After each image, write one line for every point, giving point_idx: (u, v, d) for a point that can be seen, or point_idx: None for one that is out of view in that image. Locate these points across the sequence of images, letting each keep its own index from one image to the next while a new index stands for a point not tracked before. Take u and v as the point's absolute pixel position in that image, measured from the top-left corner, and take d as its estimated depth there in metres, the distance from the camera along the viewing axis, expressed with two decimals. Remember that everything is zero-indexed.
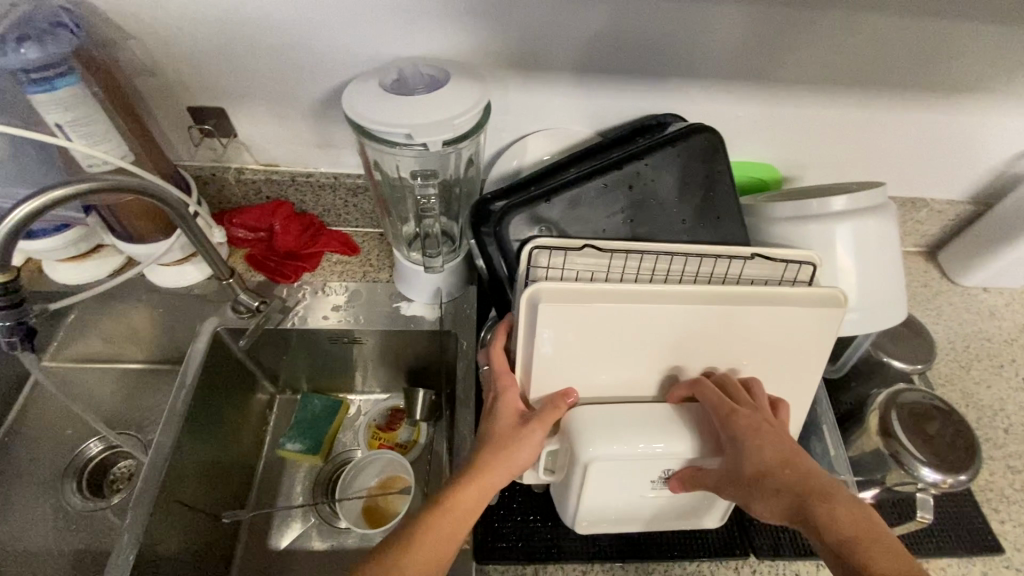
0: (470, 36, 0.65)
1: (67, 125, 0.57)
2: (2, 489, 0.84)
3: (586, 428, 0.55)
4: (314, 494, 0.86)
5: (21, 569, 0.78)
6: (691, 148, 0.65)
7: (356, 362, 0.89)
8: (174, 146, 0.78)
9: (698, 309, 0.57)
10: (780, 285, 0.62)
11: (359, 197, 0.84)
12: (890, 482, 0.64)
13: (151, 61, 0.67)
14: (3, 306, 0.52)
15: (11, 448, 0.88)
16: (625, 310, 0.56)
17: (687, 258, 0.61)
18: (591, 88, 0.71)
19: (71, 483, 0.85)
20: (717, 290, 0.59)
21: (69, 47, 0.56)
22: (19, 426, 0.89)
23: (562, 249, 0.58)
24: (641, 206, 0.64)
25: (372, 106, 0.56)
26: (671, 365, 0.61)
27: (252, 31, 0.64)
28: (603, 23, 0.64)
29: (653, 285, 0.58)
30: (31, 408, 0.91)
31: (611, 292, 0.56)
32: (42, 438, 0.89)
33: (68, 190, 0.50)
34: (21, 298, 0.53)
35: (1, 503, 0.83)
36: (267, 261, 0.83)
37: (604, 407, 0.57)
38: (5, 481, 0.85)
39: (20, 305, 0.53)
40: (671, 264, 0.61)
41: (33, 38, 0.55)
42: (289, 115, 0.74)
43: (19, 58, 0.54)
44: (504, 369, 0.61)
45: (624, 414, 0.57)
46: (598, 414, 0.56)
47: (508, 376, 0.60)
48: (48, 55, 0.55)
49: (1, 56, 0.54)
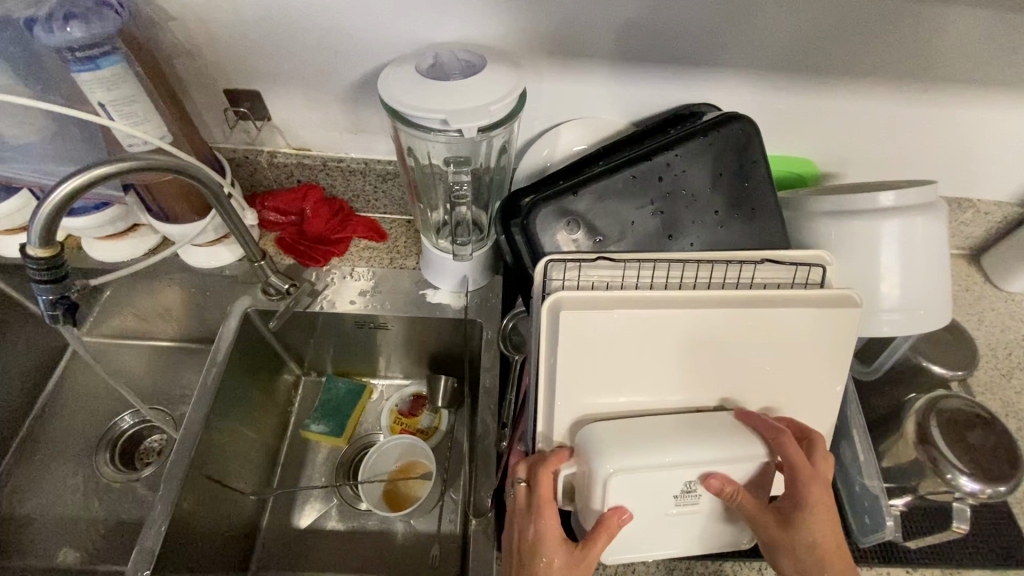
0: (507, 22, 0.64)
1: (110, 103, 0.58)
2: (40, 456, 0.87)
3: (598, 440, 0.53)
4: (337, 476, 0.87)
5: (56, 535, 0.81)
6: (726, 137, 0.62)
7: (380, 347, 0.90)
8: (209, 128, 0.79)
9: (714, 314, 0.56)
10: (793, 287, 0.61)
11: (389, 182, 0.84)
12: (924, 490, 0.62)
13: (191, 43, 0.68)
14: (46, 280, 0.53)
15: (49, 418, 0.91)
16: (646, 317, 0.55)
17: (700, 265, 0.61)
18: (627, 78, 0.70)
19: (104, 454, 0.88)
20: (730, 294, 0.58)
21: (114, 26, 0.56)
22: (57, 397, 0.93)
23: (575, 260, 0.58)
24: (672, 198, 0.62)
25: (409, 91, 0.55)
26: (703, 365, 0.58)
27: (290, 14, 0.64)
28: (644, 11, 0.63)
29: (668, 291, 0.57)
30: (67, 380, 0.94)
31: (625, 298, 0.56)
32: (78, 409, 0.92)
33: (112, 167, 0.51)
34: (64, 273, 0.54)
35: (40, 470, 0.86)
36: (297, 245, 0.84)
37: (622, 424, 0.55)
38: (43, 449, 0.88)
39: (63, 280, 0.54)
40: (685, 272, 0.60)
41: (78, 16, 0.55)
42: (324, 99, 0.74)
43: (65, 37, 0.54)
44: (544, 501, 0.54)
45: (646, 428, 0.55)
46: (616, 428, 0.55)
47: (548, 510, 0.53)
48: (92, 34, 0.55)
49: (47, 33, 0.54)
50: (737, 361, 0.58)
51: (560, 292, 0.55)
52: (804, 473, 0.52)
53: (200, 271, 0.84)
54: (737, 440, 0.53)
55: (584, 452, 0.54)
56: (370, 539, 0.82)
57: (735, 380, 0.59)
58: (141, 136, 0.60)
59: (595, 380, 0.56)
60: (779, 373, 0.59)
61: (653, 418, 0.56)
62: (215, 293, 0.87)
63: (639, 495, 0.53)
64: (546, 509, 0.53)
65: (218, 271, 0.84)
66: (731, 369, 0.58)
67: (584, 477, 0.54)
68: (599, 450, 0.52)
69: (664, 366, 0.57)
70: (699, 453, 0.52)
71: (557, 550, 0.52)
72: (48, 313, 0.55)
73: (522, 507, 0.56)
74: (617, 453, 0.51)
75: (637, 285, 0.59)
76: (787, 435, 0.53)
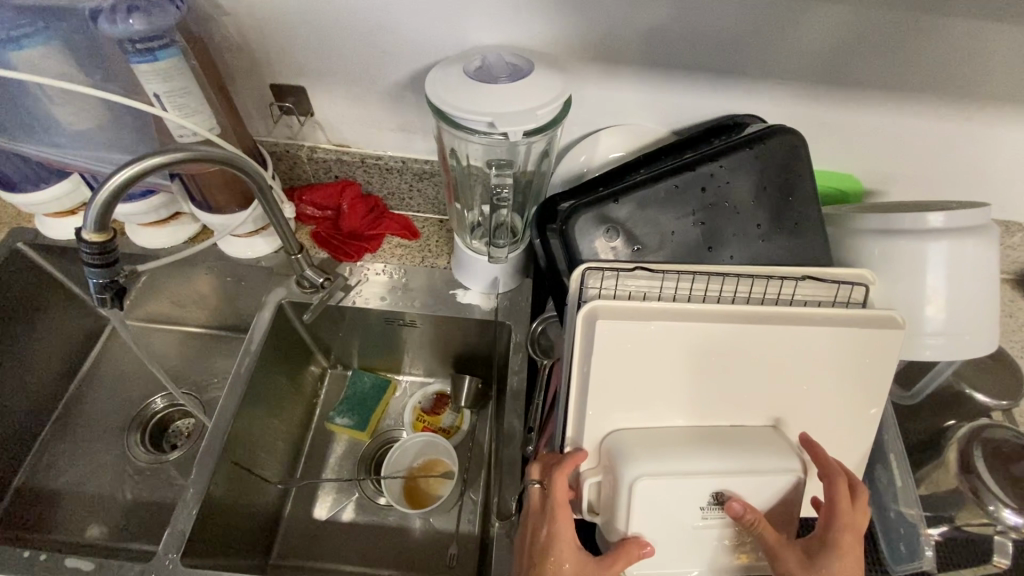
0: (554, 27, 0.64)
1: (165, 95, 0.60)
2: (74, 434, 0.90)
3: (627, 450, 0.53)
4: (359, 470, 0.88)
5: (86, 511, 0.83)
6: (771, 150, 0.61)
7: (408, 345, 0.91)
8: (253, 122, 0.80)
9: (751, 330, 0.55)
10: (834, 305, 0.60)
11: (425, 182, 0.85)
12: (962, 521, 0.62)
13: (242, 38, 0.69)
14: (98, 264, 0.54)
15: (84, 397, 0.93)
16: (682, 332, 0.55)
17: (740, 279, 0.60)
18: (671, 87, 0.70)
19: (135, 435, 0.90)
20: (768, 309, 0.57)
21: (173, 20, 0.58)
22: (92, 377, 0.95)
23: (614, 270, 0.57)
24: (714, 209, 0.61)
25: (455, 92, 0.56)
26: (738, 380, 0.57)
27: (340, 13, 0.65)
28: (692, 20, 0.62)
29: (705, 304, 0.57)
30: (103, 360, 0.97)
31: (662, 308, 0.55)
32: (112, 390, 0.94)
33: (164, 159, 0.53)
34: (115, 257, 0.55)
35: (73, 447, 0.88)
36: (331, 239, 0.85)
37: (651, 435, 0.55)
38: (78, 427, 0.90)
39: (114, 264, 0.55)
40: (724, 286, 0.60)
41: (141, 9, 0.57)
42: (366, 98, 0.75)
43: (127, 28, 0.56)
44: (561, 503, 0.54)
45: (675, 441, 0.54)
46: (645, 439, 0.55)
47: (564, 514, 0.53)
48: (152, 27, 0.57)
49: (111, 25, 0.56)
50: (773, 378, 0.57)
51: (596, 303, 0.54)
52: (842, 512, 0.52)
53: (236, 261, 0.86)
54: (769, 462, 0.53)
55: (612, 460, 0.54)
56: (389, 534, 0.83)
57: (772, 397, 0.58)
58: (191, 127, 0.61)
59: (628, 389, 0.56)
60: (817, 392, 0.58)
61: (683, 432, 0.56)
62: (249, 284, 0.89)
63: (666, 509, 0.52)
64: (560, 511, 0.54)
65: (253, 262, 0.85)
66: (768, 385, 0.57)
67: (611, 488, 0.54)
68: (630, 459, 0.52)
69: (699, 378, 0.56)
70: (731, 462, 0.52)
71: (569, 555, 0.52)
72: (97, 296, 0.56)
73: (538, 507, 0.56)
74: (644, 462, 0.51)
75: (675, 296, 0.58)
76: (842, 477, 0.53)
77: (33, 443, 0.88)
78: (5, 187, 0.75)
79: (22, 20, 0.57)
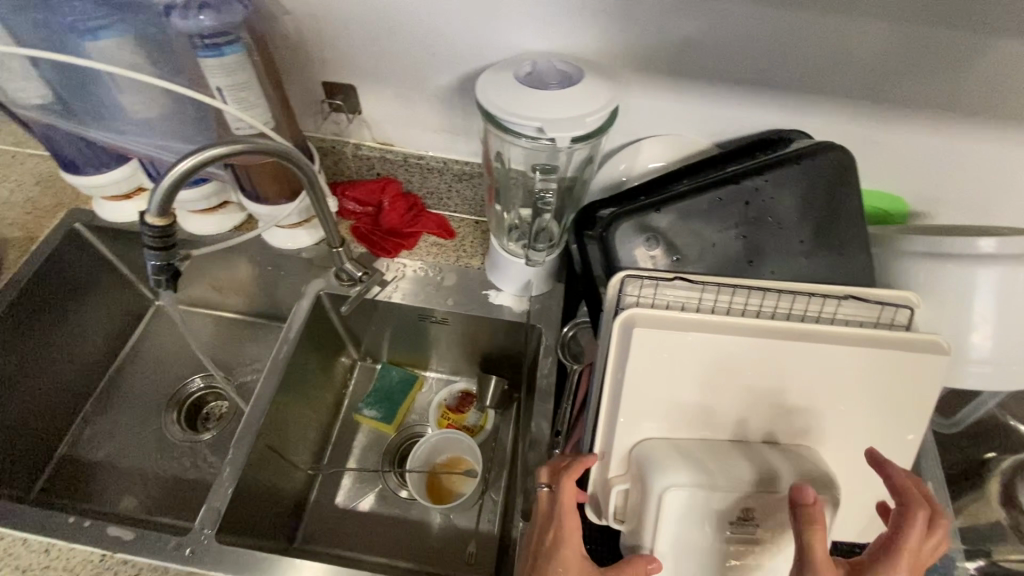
0: (604, 37, 0.65)
1: (226, 88, 0.62)
2: (115, 408, 0.93)
3: (656, 461, 0.53)
4: (384, 462, 0.90)
5: (123, 483, 0.86)
6: (817, 167, 0.60)
7: (438, 342, 0.92)
8: (303, 118, 0.83)
9: (787, 346, 0.55)
10: (877, 327, 0.59)
11: (464, 183, 0.86)
12: (999, 558, 0.62)
13: (300, 37, 0.72)
14: (157, 247, 0.57)
15: (126, 374, 0.97)
16: (721, 345, 0.54)
17: (780, 295, 0.59)
18: (717, 99, 0.70)
19: (172, 413, 0.94)
20: (806, 327, 0.56)
21: (240, 17, 0.60)
22: (133, 356, 0.99)
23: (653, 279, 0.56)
24: (756, 223, 0.61)
25: (505, 96, 0.57)
26: (772, 396, 0.56)
27: (395, 16, 0.67)
28: (743, 34, 0.63)
29: (742, 318, 0.56)
30: (144, 339, 1.01)
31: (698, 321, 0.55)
32: (152, 368, 0.98)
33: (223, 150, 0.56)
34: (174, 242, 0.58)
35: (114, 421, 0.92)
36: (370, 235, 0.87)
37: (680, 446, 0.55)
38: (119, 402, 0.94)
39: (172, 249, 0.58)
40: (763, 301, 0.59)
41: (212, 6, 0.59)
42: (414, 99, 0.77)
43: (198, 24, 0.58)
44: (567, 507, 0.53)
45: (705, 454, 0.54)
46: (674, 450, 0.55)
47: (569, 518, 0.53)
48: (222, 23, 0.59)
49: (182, 19, 0.58)
50: (810, 396, 0.56)
51: (634, 312, 0.54)
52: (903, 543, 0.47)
53: (278, 251, 0.88)
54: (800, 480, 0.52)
55: (641, 470, 0.54)
56: (410, 527, 0.84)
57: (806, 416, 0.57)
58: (249, 122, 0.64)
59: (661, 399, 0.56)
60: (854, 413, 0.57)
61: (713, 446, 0.55)
62: (288, 273, 0.91)
63: (694, 522, 0.52)
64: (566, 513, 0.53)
65: (294, 253, 0.88)
66: (803, 403, 0.57)
67: (640, 497, 0.54)
68: (659, 470, 0.52)
69: (734, 392, 0.56)
70: (762, 480, 0.52)
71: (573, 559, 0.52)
72: (154, 278, 0.59)
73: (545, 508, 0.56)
74: (674, 473, 0.51)
75: (712, 308, 0.57)
76: (926, 510, 0.48)
77: (77, 415, 0.92)
78: (69, 170, 0.80)
79: (101, 13, 0.60)
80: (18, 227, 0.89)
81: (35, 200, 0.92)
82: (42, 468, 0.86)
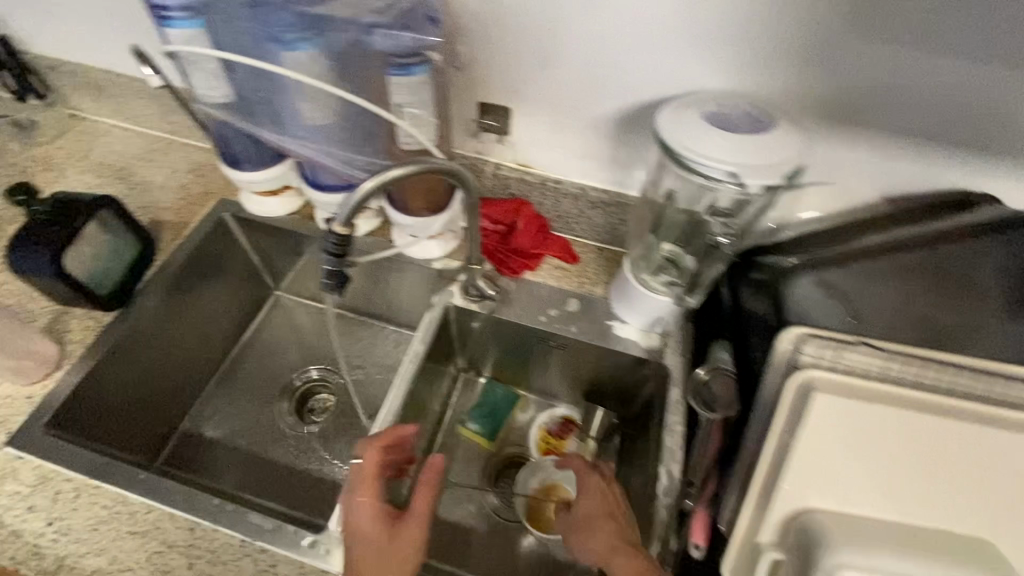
0: (786, 82, 0.64)
1: (406, 106, 0.65)
2: (230, 391, 0.97)
3: (825, 534, 0.50)
4: (484, 479, 0.90)
5: (237, 466, 0.90)
6: (999, 242, 0.60)
7: (549, 365, 0.92)
8: (452, 133, 0.84)
9: (984, 432, 0.50)
10: None
11: (597, 211, 0.86)
12: None
13: (470, 58, 0.73)
14: (331, 253, 0.59)
15: (241, 359, 1.01)
16: (903, 421, 0.51)
17: (982, 373, 0.52)
18: (896, 155, 0.67)
19: (284, 402, 0.97)
20: (1010, 414, 0.50)
21: (432, 40, 0.62)
22: (250, 341, 1.03)
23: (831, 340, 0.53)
24: (945, 290, 0.58)
25: (695, 135, 0.56)
26: (964, 484, 0.51)
27: (573, 43, 0.68)
28: (944, 91, 0.60)
29: (932, 394, 0.51)
30: (263, 327, 1.04)
31: (880, 391, 0.52)
32: (264, 356, 1.01)
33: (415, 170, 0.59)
34: (347, 250, 0.60)
35: (230, 403, 0.96)
36: (498, 253, 0.88)
37: (850, 522, 0.51)
38: (234, 385, 0.98)
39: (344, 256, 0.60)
40: (962, 378, 0.52)
41: (409, 27, 0.61)
42: (568, 125, 0.77)
43: (394, 43, 0.60)
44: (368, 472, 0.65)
45: (879, 536, 0.50)
46: (843, 524, 0.51)
47: (371, 479, 0.65)
48: (416, 44, 0.61)
49: (381, 39, 0.61)
50: (1013, 494, 0.50)
51: (817, 370, 0.51)
52: None
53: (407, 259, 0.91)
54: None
55: (805, 541, 0.51)
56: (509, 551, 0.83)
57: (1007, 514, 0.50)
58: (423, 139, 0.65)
59: (832, 469, 0.52)
60: None
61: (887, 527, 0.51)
62: (411, 281, 0.93)
63: None
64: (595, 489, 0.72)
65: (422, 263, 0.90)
66: (1002, 498, 0.50)
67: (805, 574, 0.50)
68: (827, 545, 0.49)
69: (912, 469, 0.51)
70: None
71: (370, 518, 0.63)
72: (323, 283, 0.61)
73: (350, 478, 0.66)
74: (844, 550, 0.48)
75: (898, 377, 0.52)
76: None
77: (200, 392, 0.96)
78: (230, 163, 0.84)
79: (295, 22, 0.61)
80: (172, 211, 0.94)
81: (186, 185, 0.97)
82: (167, 438, 0.90)
